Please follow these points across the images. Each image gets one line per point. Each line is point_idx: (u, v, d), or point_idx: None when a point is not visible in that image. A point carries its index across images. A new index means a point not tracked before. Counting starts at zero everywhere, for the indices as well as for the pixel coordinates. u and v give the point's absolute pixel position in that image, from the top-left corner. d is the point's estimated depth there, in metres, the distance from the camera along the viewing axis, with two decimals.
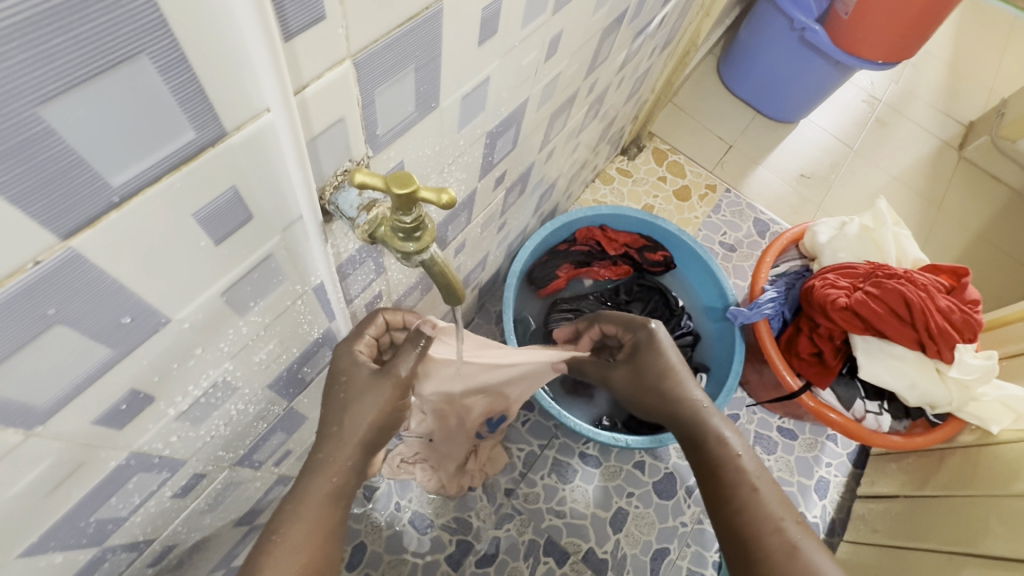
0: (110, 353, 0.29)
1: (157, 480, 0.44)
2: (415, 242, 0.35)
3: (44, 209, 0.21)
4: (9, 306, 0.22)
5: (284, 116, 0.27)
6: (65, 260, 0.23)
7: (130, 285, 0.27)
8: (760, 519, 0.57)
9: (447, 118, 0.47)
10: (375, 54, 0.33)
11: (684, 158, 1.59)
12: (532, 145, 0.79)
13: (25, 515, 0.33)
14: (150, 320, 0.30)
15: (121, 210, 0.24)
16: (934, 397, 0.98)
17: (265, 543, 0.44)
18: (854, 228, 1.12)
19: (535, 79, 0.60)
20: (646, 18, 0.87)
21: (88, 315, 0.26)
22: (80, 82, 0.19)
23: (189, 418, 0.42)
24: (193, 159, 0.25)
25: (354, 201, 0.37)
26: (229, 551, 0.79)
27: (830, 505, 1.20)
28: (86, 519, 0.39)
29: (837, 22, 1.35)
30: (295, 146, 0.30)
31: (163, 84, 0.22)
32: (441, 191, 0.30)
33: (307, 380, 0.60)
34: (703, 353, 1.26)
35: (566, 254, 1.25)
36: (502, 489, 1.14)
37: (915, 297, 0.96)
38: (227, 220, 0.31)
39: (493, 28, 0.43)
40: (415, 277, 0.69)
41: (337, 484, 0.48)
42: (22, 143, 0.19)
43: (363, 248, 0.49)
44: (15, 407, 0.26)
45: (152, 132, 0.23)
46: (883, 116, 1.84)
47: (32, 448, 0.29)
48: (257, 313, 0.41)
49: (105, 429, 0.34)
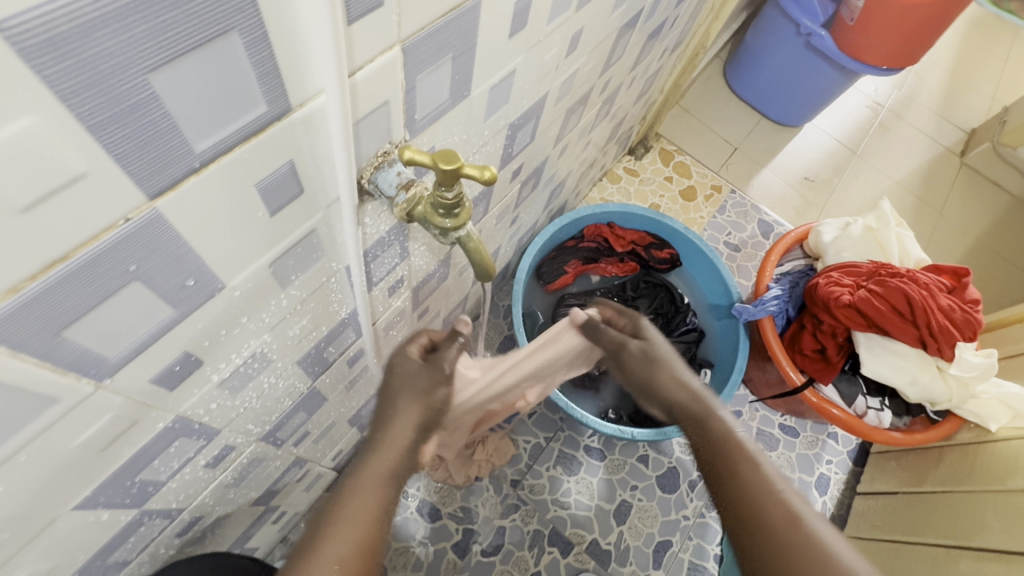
0: (172, 314, 0.32)
1: (194, 447, 0.46)
2: (453, 219, 0.38)
3: (139, 170, 0.23)
4: (99, 259, 0.25)
5: (335, 99, 0.29)
6: (149, 220, 0.25)
7: (196, 248, 0.30)
8: (760, 491, 0.52)
9: (476, 106, 0.49)
10: (420, 41, 0.35)
11: (690, 159, 1.62)
12: (547, 140, 0.81)
13: (81, 467, 0.35)
14: (208, 284, 0.33)
15: (199, 175, 0.26)
16: (934, 394, 1.00)
17: (324, 514, 0.45)
18: (858, 228, 1.15)
19: (556, 74, 0.63)
20: (659, 19, 0.90)
21: (160, 274, 0.29)
22: (183, 53, 0.21)
23: (227, 387, 0.44)
24: (262, 132, 0.28)
25: (393, 180, 0.39)
26: (245, 530, 0.80)
27: (830, 502, 1.22)
28: (131, 479, 0.41)
29: (843, 28, 1.37)
30: (344, 131, 0.31)
31: (247, 59, 0.24)
32: (484, 167, 0.32)
33: (331, 360, 0.61)
34: (707, 349, 1.28)
35: (575, 250, 1.28)
36: (508, 480, 1.16)
37: (917, 295, 0.98)
38: (281, 195, 0.33)
39: (523, 21, 0.46)
40: (435, 264, 0.71)
41: (394, 463, 0.49)
42: (132, 107, 0.21)
43: (392, 230, 0.51)
44: (91, 358, 0.28)
45: (233, 104, 0.25)
46: (885, 121, 1.87)
47: (98, 400, 0.31)
48: (297, 287, 0.43)
49: (159, 389, 0.36)
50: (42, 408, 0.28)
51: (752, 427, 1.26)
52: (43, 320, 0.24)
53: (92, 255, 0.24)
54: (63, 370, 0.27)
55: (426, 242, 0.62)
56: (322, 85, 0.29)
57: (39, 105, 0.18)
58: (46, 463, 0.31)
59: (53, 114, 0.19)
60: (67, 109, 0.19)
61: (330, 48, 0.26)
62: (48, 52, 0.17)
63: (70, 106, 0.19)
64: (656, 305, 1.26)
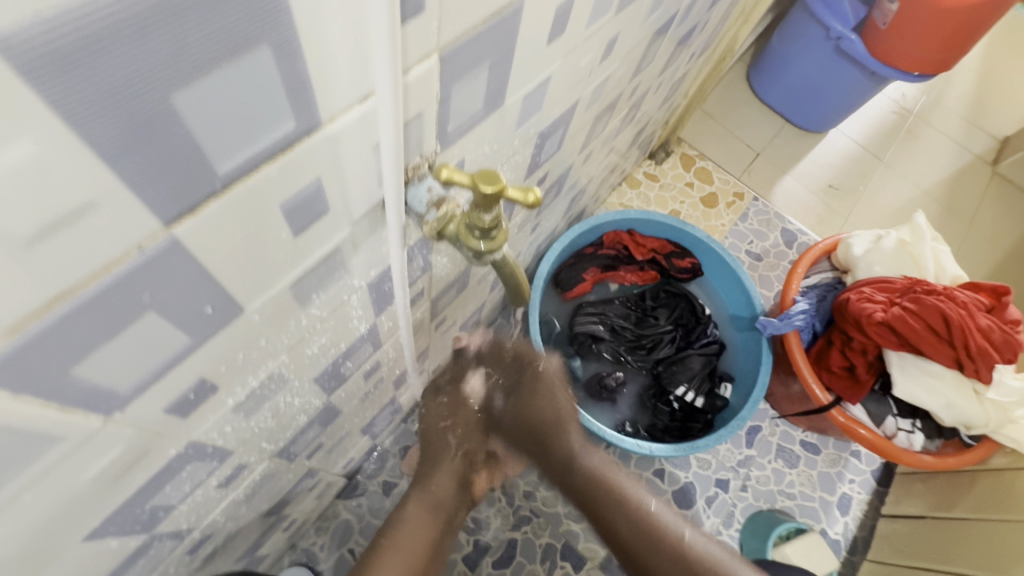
0: (187, 342, 0.29)
1: (206, 470, 0.44)
2: (489, 241, 0.36)
3: (156, 196, 0.21)
4: (110, 293, 0.22)
5: (386, 101, 0.27)
6: (165, 249, 0.23)
7: (214, 274, 0.27)
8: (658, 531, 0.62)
9: (508, 116, 0.46)
10: (460, 47, 0.32)
11: (711, 165, 1.57)
12: (573, 147, 0.78)
13: (88, 501, 0.32)
14: (228, 309, 0.30)
15: (221, 198, 0.24)
16: (969, 417, 0.95)
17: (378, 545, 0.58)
18: (891, 241, 1.10)
19: (588, 81, 0.60)
20: (690, 23, 0.86)
21: (176, 303, 0.26)
22: (208, 68, 0.19)
23: (243, 409, 0.42)
24: (290, 150, 0.25)
25: (423, 198, 0.36)
26: (255, 541, 0.78)
27: (852, 522, 1.18)
28: (142, 506, 0.39)
29: (874, 32, 1.33)
30: (396, 130, 0.29)
31: (277, 72, 0.21)
32: (528, 191, 0.30)
33: (347, 374, 0.59)
34: (728, 362, 1.24)
35: (593, 257, 1.24)
36: (521, 492, 1.12)
37: (954, 314, 0.94)
38: (307, 214, 0.30)
39: (562, 26, 0.43)
40: (456, 274, 0.69)
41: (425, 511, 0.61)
42: (147, 129, 0.18)
43: (416, 243, 0.49)
44: (101, 393, 0.26)
45: (259, 121, 0.22)
46: (912, 127, 1.81)
47: (108, 434, 0.29)
48: (317, 306, 0.40)
49: (172, 418, 0.33)
50: (47, 448, 0.26)
51: (772, 443, 1.22)
52: (48, 359, 0.22)
53: (104, 286, 0.22)
54: (70, 408, 0.25)
55: (448, 253, 0.60)
56: (370, 88, 0.27)
57: (41, 130, 0.16)
58: (52, 499, 0.29)
59: (58, 140, 0.16)
60: (74, 133, 0.17)
61: (385, 44, 0.24)
62: (52, 70, 0.15)
63: (78, 130, 0.17)
64: (675, 316, 1.23)
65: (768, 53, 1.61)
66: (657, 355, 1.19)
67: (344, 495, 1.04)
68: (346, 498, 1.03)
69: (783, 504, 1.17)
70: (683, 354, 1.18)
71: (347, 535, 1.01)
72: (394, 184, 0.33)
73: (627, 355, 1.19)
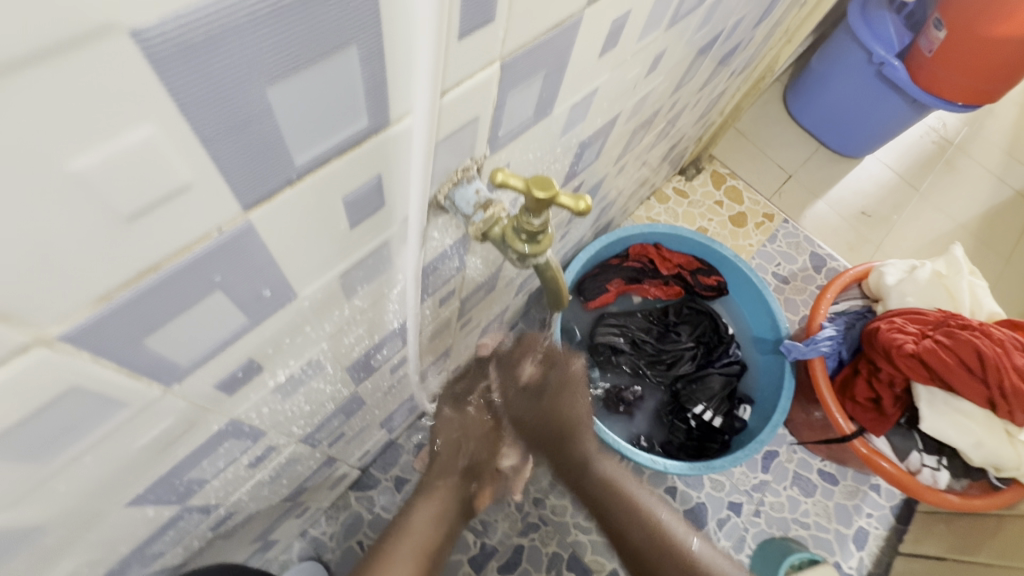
0: (244, 322, 0.31)
1: (240, 448, 0.45)
2: (534, 245, 0.37)
3: (242, 180, 0.22)
4: (187, 273, 0.24)
5: (424, 119, 0.28)
6: (240, 232, 0.24)
7: (277, 260, 0.28)
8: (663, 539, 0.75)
9: (555, 124, 0.47)
10: (519, 57, 0.33)
11: (742, 184, 1.55)
12: (609, 159, 0.78)
13: (136, 467, 0.34)
14: (283, 295, 0.32)
15: (294, 188, 0.25)
16: (999, 460, 0.92)
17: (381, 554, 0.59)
18: (926, 273, 1.08)
19: (632, 94, 0.60)
20: (733, 43, 0.86)
21: (242, 284, 0.28)
22: (304, 67, 0.20)
23: (280, 391, 0.43)
24: (360, 146, 0.26)
25: (471, 198, 0.38)
26: (270, 524, 0.80)
27: (868, 558, 1.14)
28: (179, 478, 0.40)
29: (918, 59, 1.30)
30: (425, 150, 0.30)
31: (360, 73, 0.23)
32: (580, 199, 0.31)
33: (376, 367, 0.60)
34: (748, 384, 1.22)
35: (618, 269, 1.23)
36: (530, 498, 1.11)
37: (990, 351, 0.91)
38: (365, 207, 0.31)
39: (614, 40, 0.44)
40: (487, 275, 0.70)
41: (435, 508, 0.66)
42: (244, 120, 0.20)
43: (456, 242, 0.49)
44: (165, 364, 0.28)
45: (337, 117, 0.24)
46: (951, 158, 1.77)
47: (164, 404, 0.31)
48: (360, 297, 0.41)
49: (219, 394, 0.35)
50: (113, 411, 0.27)
51: (789, 469, 1.20)
52: (127, 330, 0.23)
53: (186, 264, 0.23)
54: (138, 375, 0.27)
55: (481, 255, 0.60)
56: (412, 106, 0.27)
57: (160, 115, 0.17)
58: (111, 461, 0.31)
59: (170, 125, 0.18)
60: (185, 119, 0.18)
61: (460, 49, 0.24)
62: (177, 62, 0.16)
63: (188, 116, 0.18)
64: (698, 333, 1.22)
65: (807, 74, 1.58)
66: (677, 372, 1.18)
67: (357, 487, 1.05)
68: (357, 490, 1.05)
69: (797, 532, 1.14)
70: (704, 372, 1.17)
71: (357, 527, 1.03)
72: (419, 198, 0.34)
73: (646, 369, 1.19)
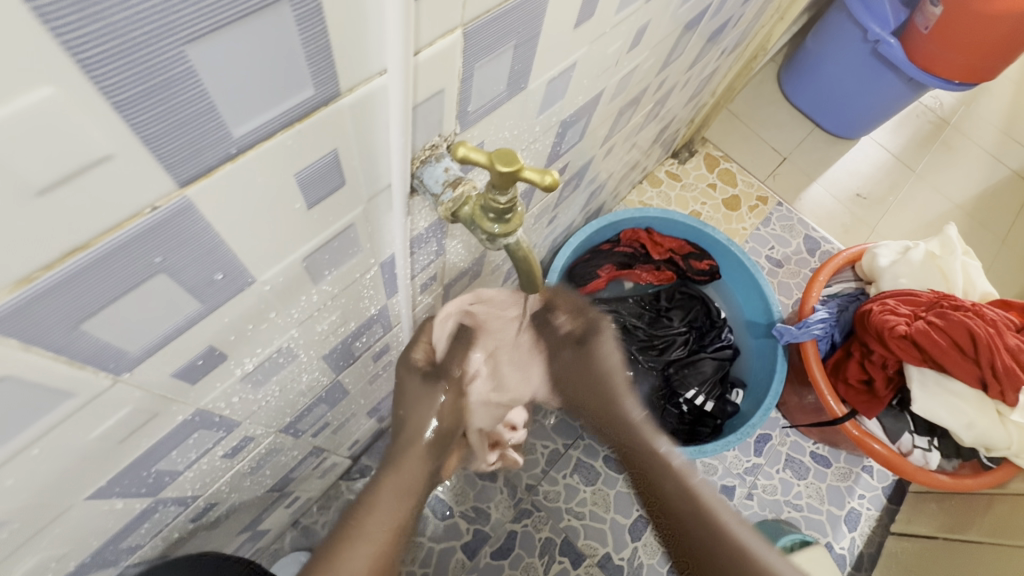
0: (198, 309, 0.29)
1: (213, 439, 0.45)
2: (502, 224, 0.36)
3: (171, 152, 0.21)
4: (117, 254, 0.22)
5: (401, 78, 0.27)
6: (178, 209, 0.23)
7: (227, 242, 0.27)
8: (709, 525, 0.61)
9: (531, 100, 0.45)
10: (484, 26, 0.31)
11: (735, 167, 1.52)
12: (595, 139, 0.76)
13: (97, 458, 0.33)
14: (238, 279, 0.30)
15: (236, 162, 0.23)
16: (991, 439, 0.92)
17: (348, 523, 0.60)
18: (919, 254, 1.08)
19: (614, 71, 0.59)
20: (722, 19, 0.84)
21: (188, 267, 0.26)
22: (227, 25, 0.19)
23: (251, 380, 0.42)
24: (307, 117, 0.25)
25: (440, 176, 0.36)
26: (258, 515, 0.79)
27: (859, 539, 1.15)
28: (148, 469, 0.39)
29: (915, 36, 1.27)
30: (407, 113, 0.28)
31: (297, 35, 0.21)
32: (546, 172, 0.30)
33: (357, 354, 0.59)
34: (741, 368, 1.22)
35: (609, 254, 1.21)
36: (523, 484, 1.11)
37: (982, 331, 0.91)
38: (322, 186, 0.30)
39: (590, 11, 0.42)
40: (470, 261, 0.68)
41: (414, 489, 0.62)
42: (163, 83, 0.18)
43: (431, 226, 0.48)
44: (111, 352, 0.27)
45: (279, 85, 0.22)
46: (947, 137, 1.75)
47: (115, 395, 0.29)
48: (329, 283, 0.40)
49: (181, 384, 0.34)
50: (59, 402, 0.26)
51: (781, 452, 1.20)
52: (59, 315, 0.22)
53: (117, 244, 0.22)
54: (81, 364, 0.25)
55: (462, 239, 0.59)
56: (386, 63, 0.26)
57: (59, 74, 0.16)
58: (63, 453, 0.30)
59: (72, 85, 0.16)
60: (92, 80, 0.17)
61: (400, 14, 0.23)
62: (75, 16, 0.15)
63: (89, 73, 0.16)
64: (690, 318, 1.20)
65: (801, 54, 1.55)
66: (669, 357, 1.16)
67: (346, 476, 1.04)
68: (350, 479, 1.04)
69: (789, 514, 1.14)
70: (696, 357, 1.16)
71: None
72: (401, 160, 0.32)
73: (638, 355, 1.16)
